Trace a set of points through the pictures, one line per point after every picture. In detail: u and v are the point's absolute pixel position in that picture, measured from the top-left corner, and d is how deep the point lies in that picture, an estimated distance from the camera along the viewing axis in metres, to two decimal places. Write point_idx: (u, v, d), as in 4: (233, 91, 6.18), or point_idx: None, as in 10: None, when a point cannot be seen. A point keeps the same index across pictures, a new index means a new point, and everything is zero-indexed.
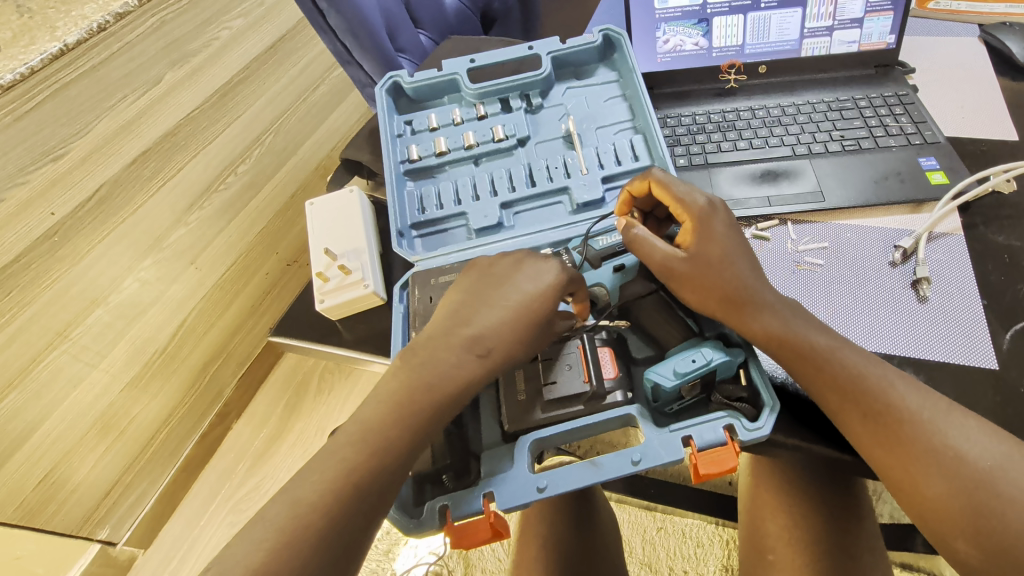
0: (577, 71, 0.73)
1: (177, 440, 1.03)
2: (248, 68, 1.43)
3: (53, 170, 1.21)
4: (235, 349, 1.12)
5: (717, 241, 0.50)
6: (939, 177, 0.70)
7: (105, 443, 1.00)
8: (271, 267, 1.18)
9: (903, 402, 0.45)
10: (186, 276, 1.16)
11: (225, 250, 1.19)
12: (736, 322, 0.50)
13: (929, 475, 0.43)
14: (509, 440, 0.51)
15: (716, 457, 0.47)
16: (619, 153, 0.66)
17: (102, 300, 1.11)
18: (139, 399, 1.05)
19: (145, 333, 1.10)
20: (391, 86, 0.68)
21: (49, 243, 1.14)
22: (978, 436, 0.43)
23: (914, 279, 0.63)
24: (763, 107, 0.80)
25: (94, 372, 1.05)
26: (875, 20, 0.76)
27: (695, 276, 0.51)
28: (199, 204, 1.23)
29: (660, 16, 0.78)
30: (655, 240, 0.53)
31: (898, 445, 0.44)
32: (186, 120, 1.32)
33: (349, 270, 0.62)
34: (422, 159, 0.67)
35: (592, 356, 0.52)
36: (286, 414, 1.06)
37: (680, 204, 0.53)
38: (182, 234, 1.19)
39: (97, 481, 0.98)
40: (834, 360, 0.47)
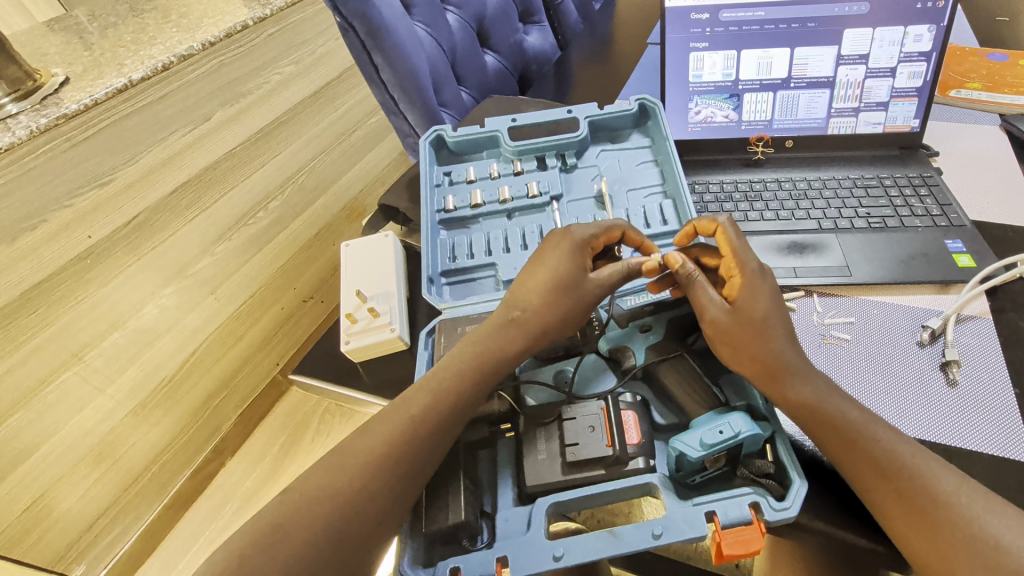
0: (612, 135, 0.75)
1: (166, 477, 1.00)
2: (293, 111, 1.50)
3: (100, 195, 1.25)
4: (240, 383, 1.11)
5: (764, 301, 0.51)
6: (966, 260, 0.70)
7: (99, 472, 0.99)
8: (288, 301, 1.20)
9: (936, 485, 0.43)
10: (204, 305, 1.18)
11: (247, 283, 1.21)
12: (769, 386, 0.49)
13: (969, 562, 0.40)
14: (525, 501, 0.49)
15: (742, 537, 0.45)
16: (649, 216, 0.68)
17: (120, 324, 1.12)
18: (139, 427, 1.04)
19: (156, 360, 1.11)
20: (434, 138, 0.71)
21: (81, 265, 1.16)
22: (1016, 526, 0.41)
23: (943, 361, 0.62)
24: (789, 179, 0.82)
25: (100, 398, 1.05)
26: (900, 105, 0.79)
27: (735, 331, 0.51)
28: (227, 236, 1.26)
29: (694, 89, 0.82)
30: (703, 287, 0.54)
31: (930, 528, 0.42)
32: (228, 155, 1.38)
33: (377, 313, 0.63)
34: (458, 210, 0.69)
35: (616, 420, 0.50)
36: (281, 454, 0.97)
37: (736, 258, 0.54)
38: (207, 264, 1.22)
39: (84, 511, 0.96)
40: (866, 435, 0.45)
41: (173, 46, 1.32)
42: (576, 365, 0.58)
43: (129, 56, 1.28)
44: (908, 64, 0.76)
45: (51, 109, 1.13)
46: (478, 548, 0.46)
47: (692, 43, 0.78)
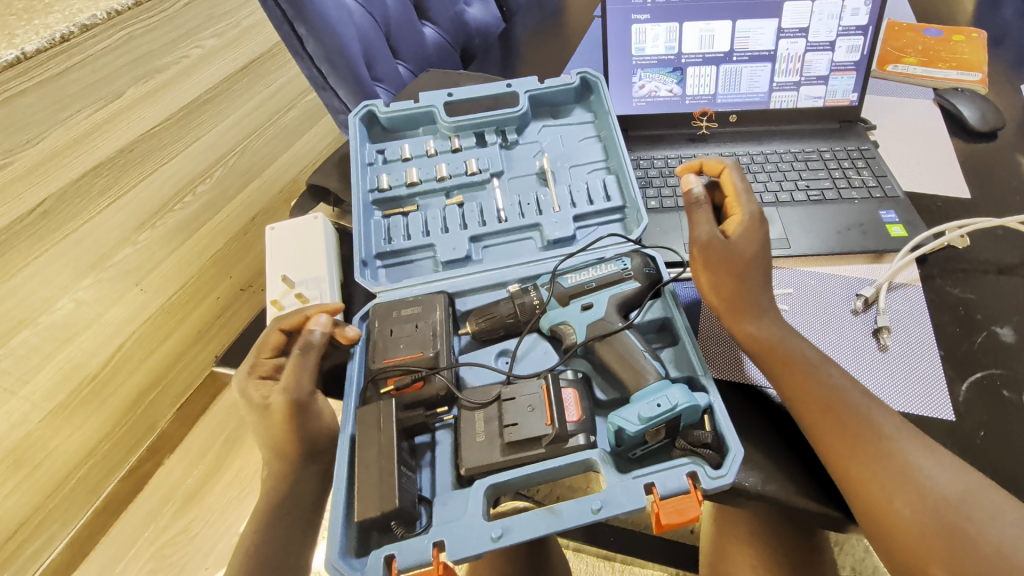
0: (554, 111, 0.74)
1: (98, 478, 0.96)
2: (217, 87, 1.44)
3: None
4: (175, 380, 1.06)
5: (756, 242, 0.57)
6: (898, 230, 0.72)
7: (16, 479, 0.94)
8: (224, 291, 1.16)
9: (876, 420, 0.49)
10: (129, 297, 1.12)
11: (176, 271, 1.16)
12: (736, 317, 0.56)
13: (903, 494, 0.46)
14: (464, 484, 0.48)
15: (679, 506, 0.46)
16: (591, 192, 0.67)
17: (30, 320, 1.06)
18: (60, 431, 0.99)
19: (75, 359, 1.05)
20: (366, 114, 0.68)
21: None
22: (945, 461, 0.47)
23: (875, 328, 0.64)
24: (732, 154, 0.83)
25: (13, 400, 1.00)
26: (839, 79, 0.80)
27: (727, 260, 0.56)
28: (151, 223, 1.20)
29: (637, 63, 0.80)
30: (708, 218, 0.58)
31: (873, 458, 0.47)
32: (146, 135, 1.31)
33: (306, 299, 0.60)
34: (393, 189, 0.66)
35: (556, 399, 0.49)
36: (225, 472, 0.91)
37: (740, 198, 0.59)
38: (129, 253, 1.16)
39: (5, 520, 0.91)
40: (818, 377, 0.52)
41: (72, 15, 1.38)
42: (516, 345, 0.57)
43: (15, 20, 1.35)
44: (846, 38, 0.77)
45: None
46: (415, 533, 0.45)
47: (634, 15, 0.77)
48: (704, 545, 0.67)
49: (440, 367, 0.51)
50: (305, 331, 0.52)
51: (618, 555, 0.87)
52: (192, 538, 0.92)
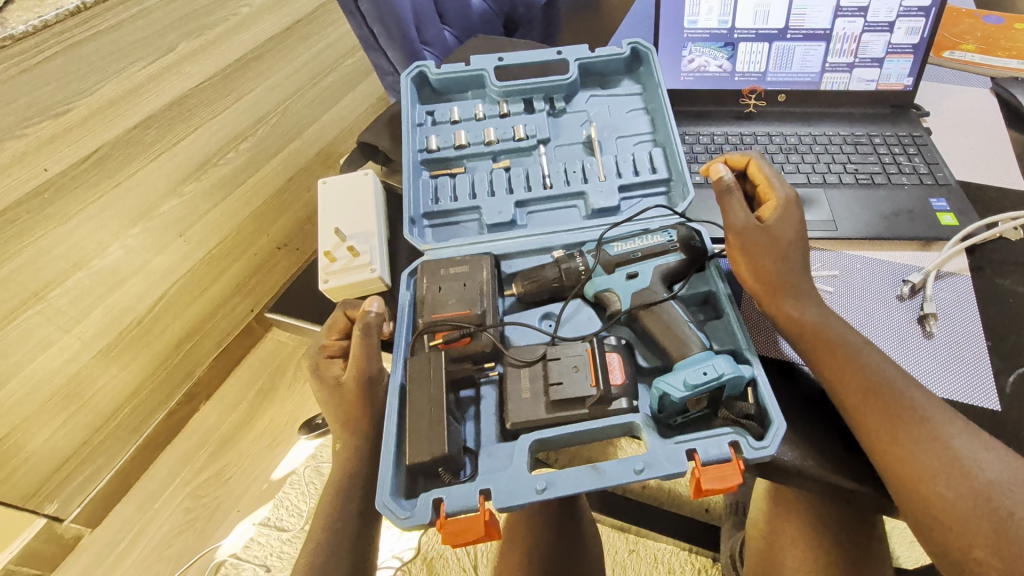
0: (602, 81, 0.73)
1: (142, 416, 1.03)
2: (264, 46, 1.42)
3: (50, 128, 1.13)
4: (216, 325, 1.13)
5: (792, 225, 0.57)
6: (949, 218, 0.71)
7: (68, 413, 0.99)
8: (261, 248, 1.20)
9: (918, 404, 0.48)
10: (173, 248, 1.13)
11: (218, 226, 1.18)
12: (775, 298, 0.55)
13: (946, 477, 0.45)
14: (508, 438, 0.49)
15: (720, 473, 0.46)
16: (638, 163, 0.67)
17: (83, 264, 1.06)
18: (109, 369, 1.03)
19: (124, 301, 1.07)
20: (416, 75, 0.68)
21: (37, 200, 1.07)
22: (990, 450, 0.46)
23: (921, 314, 0.63)
24: (780, 133, 0.82)
25: (65, 337, 1.02)
26: (895, 62, 0.78)
27: (767, 244, 0.56)
28: (194, 176, 1.20)
29: (688, 36, 0.79)
30: (741, 205, 0.58)
31: (915, 441, 0.46)
32: (193, 91, 1.28)
33: (358, 252, 0.60)
34: (441, 150, 0.66)
35: (601, 361, 0.50)
36: (256, 400, 1.08)
37: (771, 185, 0.59)
38: (173, 205, 1.16)
39: (55, 449, 0.97)
40: (860, 358, 0.51)
41: None
42: (560, 310, 0.58)
43: None
44: (907, 18, 0.74)
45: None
46: (461, 481, 0.45)
47: None
48: (750, 529, 0.68)
49: (487, 325, 0.51)
50: (361, 314, 0.51)
51: (633, 526, 0.87)
52: (224, 482, 1.00)
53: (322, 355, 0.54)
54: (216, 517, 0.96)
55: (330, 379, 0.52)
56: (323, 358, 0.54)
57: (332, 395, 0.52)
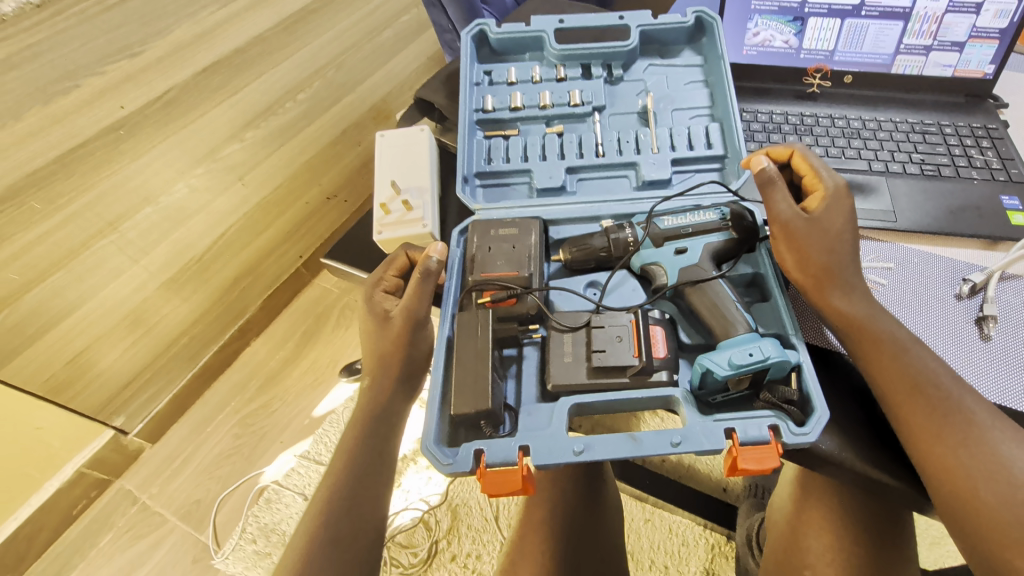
0: (662, 50, 0.71)
1: (198, 345, 1.09)
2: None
3: (129, 68, 1.16)
4: (266, 270, 1.17)
5: (840, 216, 0.53)
6: (1021, 218, 0.67)
7: (134, 337, 1.06)
8: (311, 198, 1.23)
9: (965, 408, 0.46)
10: (232, 190, 1.16)
11: (273, 172, 1.21)
12: (822, 290, 0.51)
13: (991, 483, 0.43)
14: (547, 400, 0.49)
15: (758, 454, 0.46)
16: (693, 137, 0.65)
17: (152, 199, 1.10)
18: (170, 300, 1.09)
19: (186, 239, 1.12)
20: (476, 33, 0.66)
21: (113, 135, 1.10)
22: None
23: (979, 316, 0.61)
24: (844, 117, 0.78)
25: (134, 268, 1.06)
26: (977, 47, 0.73)
27: (813, 234, 0.52)
28: (256, 122, 1.22)
29: (755, 8, 0.76)
30: (785, 194, 0.54)
31: (958, 444, 0.45)
32: (258, 39, 1.29)
33: (411, 206, 0.60)
34: (496, 111, 0.65)
35: (645, 333, 0.49)
36: (301, 341, 1.12)
37: (816, 175, 0.55)
38: (236, 148, 1.19)
39: (121, 369, 1.04)
40: (909, 356, 0.48)
41: None
42: (606, 279, 0.57)
43: None
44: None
45: None
46: (500, 435, 0.46)
47: None
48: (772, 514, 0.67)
49: (533, 288, 0.51)
50: (424, 258, 0.51)
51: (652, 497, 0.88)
52: (270, 414, 1.04)
53: (377, 288, 0.55)
54: (261, 445, 1.01)
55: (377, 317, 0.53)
56: (373, 294, 0.54)
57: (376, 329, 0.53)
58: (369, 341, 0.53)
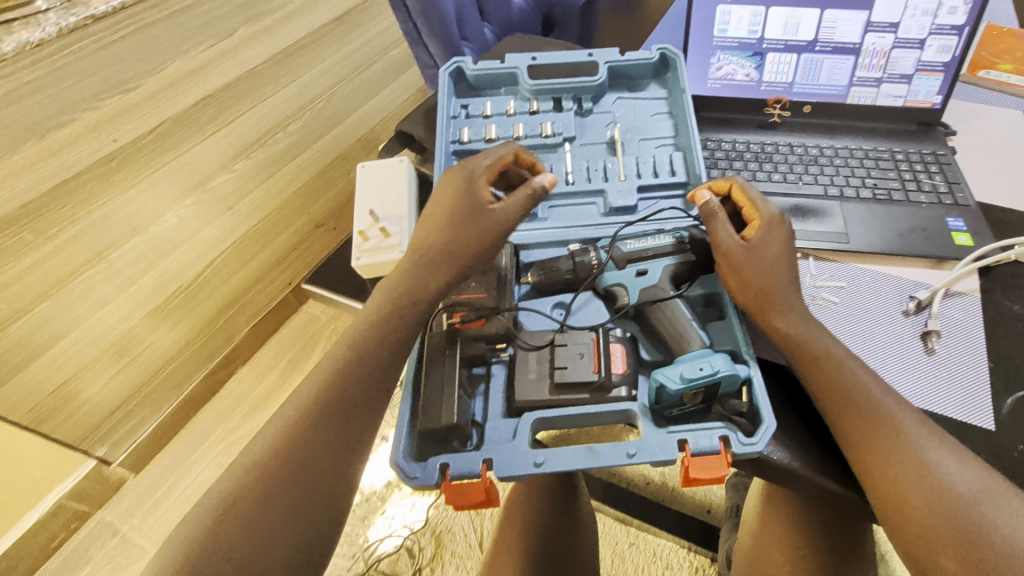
0: (630, 84, 0.76)
1: (184, 374, 1.08)
2: (313, 34, 1.52)
3: (122, 104, 1.34)
4: (253, 297, 1.16)
5: (774, 243, 0.58)
6: (964, 238, 0.72)
7: (119, 365, 1.07)
8: (300, 226, 1.23)
9: (896, 420, 0.50)
10: (220, 220, 1.22)
11: (260, 203, 1.25)
12: (765, 314, 0.55)
13: (918, 488, 0.47)
14: (513, 415, 0.53)
15: (708, 464, 0.50)
16: (658, 166, 0.70)
17: (141, 229, 1.19)
18: (158, 327, 1.11)
19: (173, 268, 1.17)
20: (454, 70, 0.71)
21: (107, 168, 1.25)
22: (962, 466, 0.48)
23: (924, 331, 0.65)
24: (802, 145, 0.83)
25: (121, 296, 1.13)
26: (924, 79, 0.78)
27: (752, 262, 0.56)
28: (245, 154, 1.31)
29: (717, 44, 0.81)
30: (726, 225, 0.59)
31: (889, 453, 0.49)
32: (250, 73, 1.42)
33: (389, 234, 0.65)
34: (472, 143, 0.69)
35: (604, 351, 0.53)
36: (291, 365, 1.09)
37: (753, 206, 0.60)
38: (224, 179, 1.27)
39: (107, 398, 1.04)
40: (845, 372, 0.53)
41: None
42: (571, 300, 0.61)
43: None
44: (939, 36, 0.75)
45: (78, 9, 1.48)
46: (467, 449, 0.50)
47: None
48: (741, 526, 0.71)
49: (501, 310, 0.55)
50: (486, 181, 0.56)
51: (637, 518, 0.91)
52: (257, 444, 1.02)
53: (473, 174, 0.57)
54: None
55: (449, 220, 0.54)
56: (462, 181, 0.56)
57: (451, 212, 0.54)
58: (442, 225, 0.53)
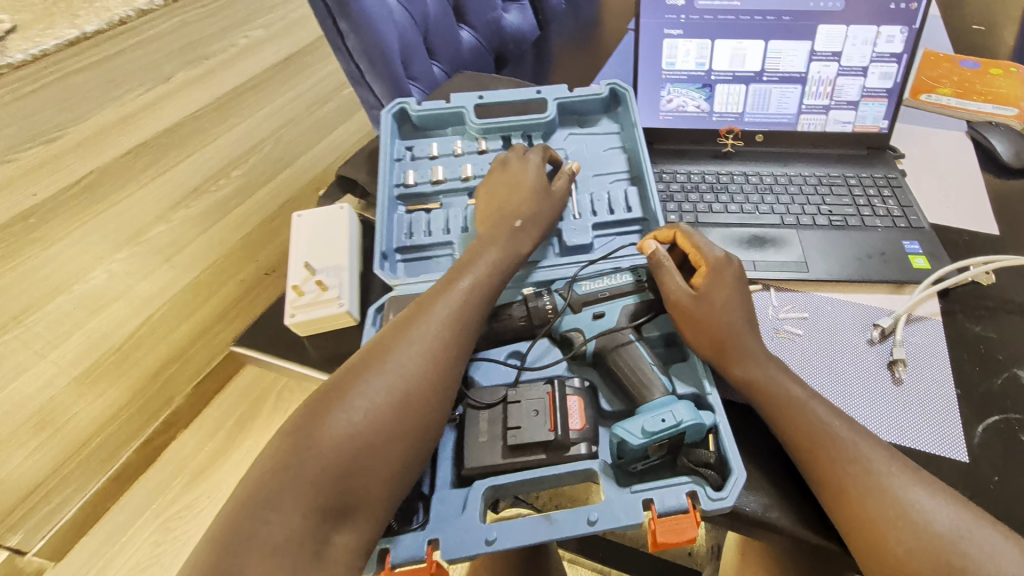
0: (581, 119, 0.74)
1: (113, 447, 1.04)
2: (259, 78, 1.62)
3: (40, 155, 1.40)
4: (195, 354, 1.16)
5: (723, 287, 0.56)
6: (921, 261, 0.71)
7: (38, 439, 1.03)
8: (248, 274, 1.26)
9: (866, 457, 0.48)
10: (158, 273, 1.24)
11: (207, 247, 1.28)
12: (725, 363, 0.54)
13: (896, 531, 0.44)
14: (463, 483, 0.49)
15: (676, 525, 0.46)
16: (612, 202, 0.68)
17: (66, 288, 1.20)
18: (84, 396, 1.08)
19: (102, 329, 1.16)
20: (397, 111, 0.69)
21: (23, 223, 1.28)
22: (940, 502, 0.45)
23: (891, 360, 0.63)
24: (757, 173, 0.83)
25: (42, 362, 1.11)
26: (870, 105, 0.79)
27: (702, 312, 0.55)
28: (185, 204, 1.35)
29: (666, 77, 0.81)
30: (674, 274, 0.57)
31: (864, 494, 0.46)
32: (189, 118, 1.51)
33: (326, 286, 0.60)
34: (417, 186, 0.67)
35: (560, 406, 0.50)
36: (234, 429, 1.09)
37: (698, 252, 0.58)
38: (161, 230, 1.30)
39: (24, 477, 1.00)
40: (809, 411, 0.50)
41: (130, 3, 1.80)
42: (527, 348, 0.57)
43: (83, 7, 1.76)
44: (880, 64, 0.76)
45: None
46: (410, 528, 0.46)
47: (667, 29, 0.77)
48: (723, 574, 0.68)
49: None
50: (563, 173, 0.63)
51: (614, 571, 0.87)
52: (195, 514, 0.99)
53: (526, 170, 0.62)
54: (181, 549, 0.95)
55: (520, 211, 0.59)
56: (517, 179, 0.61)
57: (515, 204, 0.59)
58: (513, 215, 0.58)
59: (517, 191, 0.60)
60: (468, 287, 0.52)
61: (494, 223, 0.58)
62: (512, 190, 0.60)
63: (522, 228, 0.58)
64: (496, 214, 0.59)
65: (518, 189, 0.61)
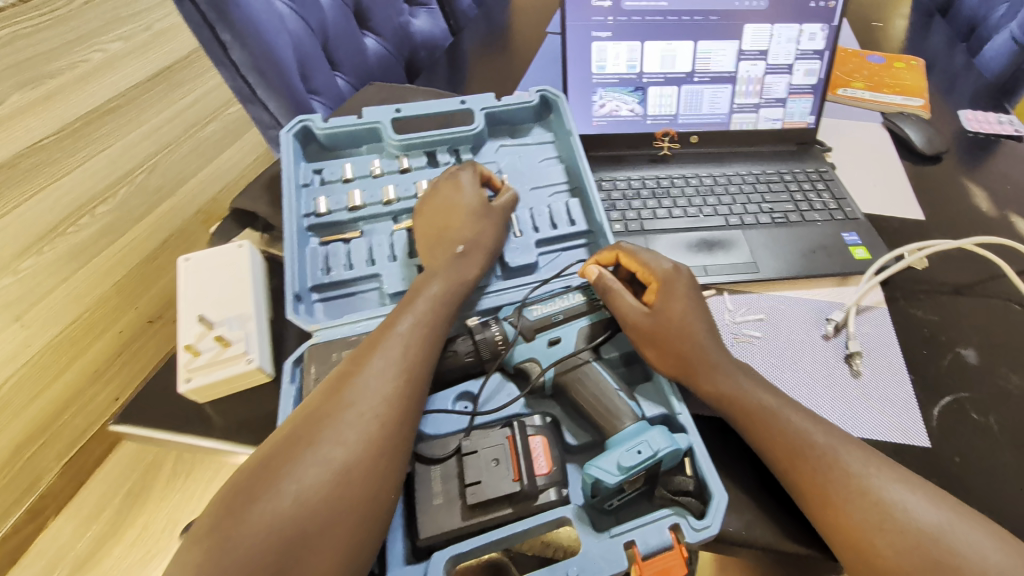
0: (512, 129, 0.70)
1: None
2: (122, 98, 1.50)
3: None
4: (70, 423, 1.02)
5: (678, 301, 0.52)
6: (862, 252, 0.72)
7: None
8: (126, 324, 1.13)
9: (844, 460, 0.45)
10: (8, 332, 1.08)
11: (69, 299, 1.14)
12: (690, 381, 0.50)
13: (883, 533, 0.41)
14: (421, 556, 0.42)
15: (662, 566, 0.41)
16: (554, 216, 0.63)
17: None
18: None
19: None
20: (300, 130, 0.62)
21: None
22: (922, 497, 0.43)
23: (847, 353, 0.62)
24: (696, 175, 0.82)
25: None
26: (797, 101, 0.80)
27: (661, 332, 0.51)
28: (37, 248, 1.20)
29: (597, 81, 0.78)
30: (625, 296, 0.53)
31: (846, 499, 0.43)
32: (36, 147, 1.35)
33: (228, 341, 0.52)
34: (332, 214, 0.60)
35: (523, 450, 0.45)
36: (125, 504, 0.96)
37: (644, 267, 0.54)
38: (7, 284, 1.14)
39: None
40: (780, 419, 0.47)
41: None
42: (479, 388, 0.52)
43: None
44: (804, 61, 0.77)
45: None
46: None
47: (594, 32, 0.75)
48: None
49: None
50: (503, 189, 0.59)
51: None
52: None
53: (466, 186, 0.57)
54: None
55: (462, 235, 0.54)
56: (456, 198, 0.56)
57: (454, 227, 0.54)
58: (455, 237, 0.53)
59: (453, 212, 0.55)
60: (407, 330, 0.46)
61: (436, 252, 0.53)
62: (448, 213, 0.56)
63: (465, 253, 0.53)
64: (436, 241, 0.54)
65: (452, 211, 0.56)
